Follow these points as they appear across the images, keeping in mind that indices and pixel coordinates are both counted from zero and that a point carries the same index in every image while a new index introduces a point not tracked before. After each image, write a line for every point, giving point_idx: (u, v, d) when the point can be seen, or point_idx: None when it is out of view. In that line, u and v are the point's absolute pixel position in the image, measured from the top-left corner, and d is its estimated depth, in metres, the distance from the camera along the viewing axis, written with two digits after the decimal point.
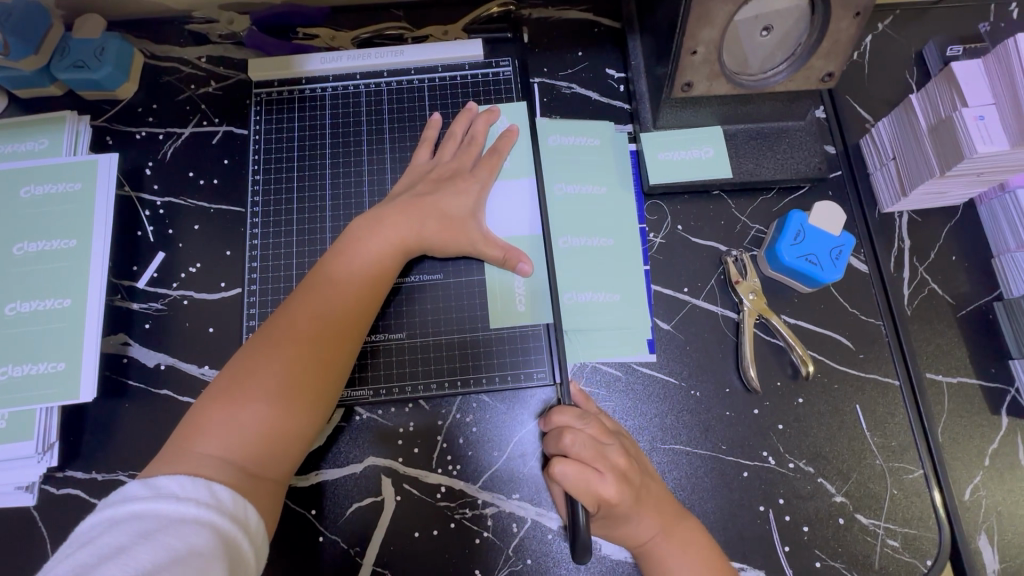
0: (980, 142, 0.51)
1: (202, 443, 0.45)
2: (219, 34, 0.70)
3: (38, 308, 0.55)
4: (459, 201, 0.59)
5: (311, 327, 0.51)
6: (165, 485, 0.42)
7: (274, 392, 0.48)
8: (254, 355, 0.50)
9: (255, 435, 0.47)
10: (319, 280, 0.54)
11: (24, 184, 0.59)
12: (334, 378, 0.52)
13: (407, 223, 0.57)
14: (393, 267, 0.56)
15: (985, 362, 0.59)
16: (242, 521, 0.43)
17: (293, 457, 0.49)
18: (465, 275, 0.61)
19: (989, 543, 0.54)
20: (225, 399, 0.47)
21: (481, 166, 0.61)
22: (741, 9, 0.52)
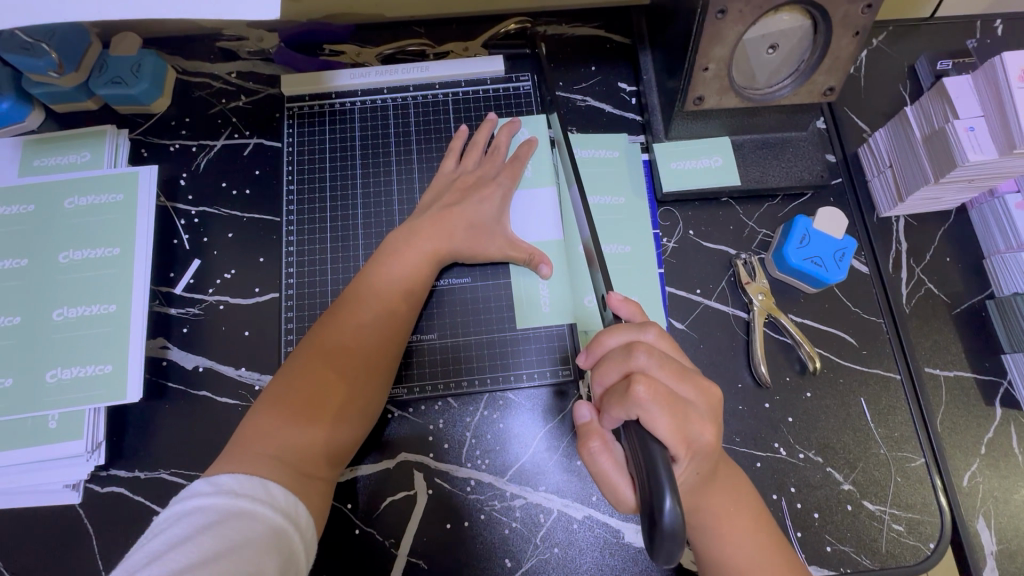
0: (971, 151, 0.54)
1: (259, 443, 0.48)
2: (248, 50, 0.73)
3: (84, 313, 0.58)
4: (485, 209, 0.62)
5: (355, 338, 0.54)
6: (224, 481, 0.45)
7: (324, 400, 0.52)
8: (303, 363, 0.53)
9: (307, 437, 0.50)
10: (361, 289, 0.57)
11: (68, 195, 0.61)
12: (377, 385, 0.55)
13: (438, 234, 0.60)
14: (428, 279, 0.60)
15: (979, 357, 0.63)
16: (293, 517, 0.46)
17: (339, 458, 0.52)
18: (491, 280, 0.64)
19: (987, 526, 0.58)
20: (280, 402, 0.51)
21: (504, 175, 0.64)
22: (750, 29, 0.56)
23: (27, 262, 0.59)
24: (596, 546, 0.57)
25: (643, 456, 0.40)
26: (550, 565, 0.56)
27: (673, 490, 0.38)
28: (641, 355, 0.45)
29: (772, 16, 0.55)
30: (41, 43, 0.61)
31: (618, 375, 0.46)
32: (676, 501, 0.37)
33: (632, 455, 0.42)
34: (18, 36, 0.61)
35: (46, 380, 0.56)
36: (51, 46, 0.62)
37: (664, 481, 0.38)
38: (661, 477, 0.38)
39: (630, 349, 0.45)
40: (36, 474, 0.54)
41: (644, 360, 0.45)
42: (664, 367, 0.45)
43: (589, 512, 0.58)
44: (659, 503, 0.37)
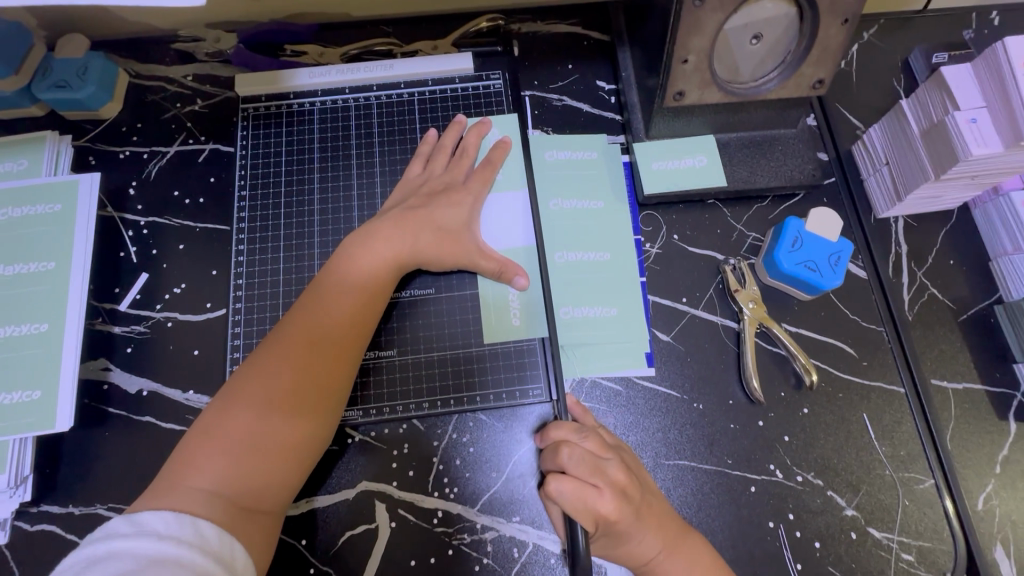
0: (974, 144, 0.50)
1: (192, 475, 0.44)
2: (206, 52, 0.69)
3: (13, 334, 0.53)
4: (452, 213, 0.58)
5: (304, 354, 0.49)
6: (149, 522, 0.40)
7: (267, 422, 0.47)
8: (245, 382, 0.48)
9: (249, 464, 0.45)
10: (312, 301, 0.52)
11: (2, 207, 0.57)
12: (330, 403, 0.50)
13: (398, 240, 0.56)
14: (388, 286, 0.55)
15: (990, 367, 0.58)
16: (226, 560, 0.41)
17: (289, 488, 0.47)
18: (457, 290, 0.59)
19: (1007, 554, 0.52)
20: (217, 428, 0.46)
21: (474, 180, 0.60)
22: (731, 18, 0.52)
23: None
24: None
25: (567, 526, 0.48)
26: None
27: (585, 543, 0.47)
28: (565, 452, 0.49)
29: (754, 4, 0.51)
30: None
31: (551, 470, 0.50)
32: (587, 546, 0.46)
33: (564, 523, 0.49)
34: None
35: None
36: None
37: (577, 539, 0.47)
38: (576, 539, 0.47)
39: (556, 447, 0.50)
40: None
41: (567, 458, 0.48)
42: (586, 464, 0.48)
43: None
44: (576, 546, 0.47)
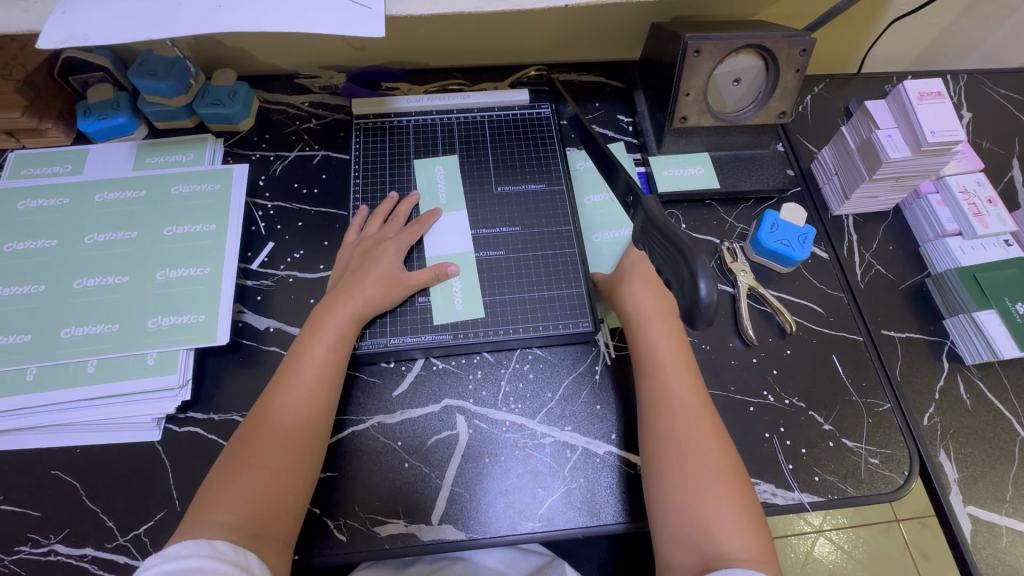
0: (891, 150, 0.71)
1: (215, 513, 0.53)
2: (320, 86, 0.91)
3: (182, 274, 0.70)
4: (391, 261, 0.70)
5: (288, 405, 0.60)
6: (174, 550, 0.49)
7: (268, 465, 0.57)
8: (249, 435, 0.59)
9: (257, 501, 0.55)
10: (293, 357, 0.64)
11: (174, 184, 0.75)
12: (315, 442, 0.60)
13: (353, 297, 0.67)
14: (349, 337, 0.66)
15: (926, 322, 0.76)
16: (242, 564, 0.50)
17: (294, 515, 0.57)
18: (400, 315, 0.70)
19: (948, 457, 0.68)
20: (229, 475, 0.56)
21: (402, 234, 0.73)
22: (719, 66, 0.74)
23: (136, 234, 0.71)
24: (617, 475, 0.65)
25: (672, 243, 0.43)
26: (578, 492, 0.64)
27: (711, 276, 0.39)
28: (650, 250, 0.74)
29: (733, 57, 0.74)
30: (184, 58, 0.80)
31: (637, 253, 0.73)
32: (712, 288, 0.39)
33: (658, 253, 0.45)
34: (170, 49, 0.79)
35: (147, 325, 0.66)
36: (190, 62, 0.80)
37: (693, 253, 0.40)
38: (699, 267, 0.39)
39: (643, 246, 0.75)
40: (132, 406, 0.63)
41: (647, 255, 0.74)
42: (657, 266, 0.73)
43: (609, 448, 0.66)
44: (695, 290, 0.39)
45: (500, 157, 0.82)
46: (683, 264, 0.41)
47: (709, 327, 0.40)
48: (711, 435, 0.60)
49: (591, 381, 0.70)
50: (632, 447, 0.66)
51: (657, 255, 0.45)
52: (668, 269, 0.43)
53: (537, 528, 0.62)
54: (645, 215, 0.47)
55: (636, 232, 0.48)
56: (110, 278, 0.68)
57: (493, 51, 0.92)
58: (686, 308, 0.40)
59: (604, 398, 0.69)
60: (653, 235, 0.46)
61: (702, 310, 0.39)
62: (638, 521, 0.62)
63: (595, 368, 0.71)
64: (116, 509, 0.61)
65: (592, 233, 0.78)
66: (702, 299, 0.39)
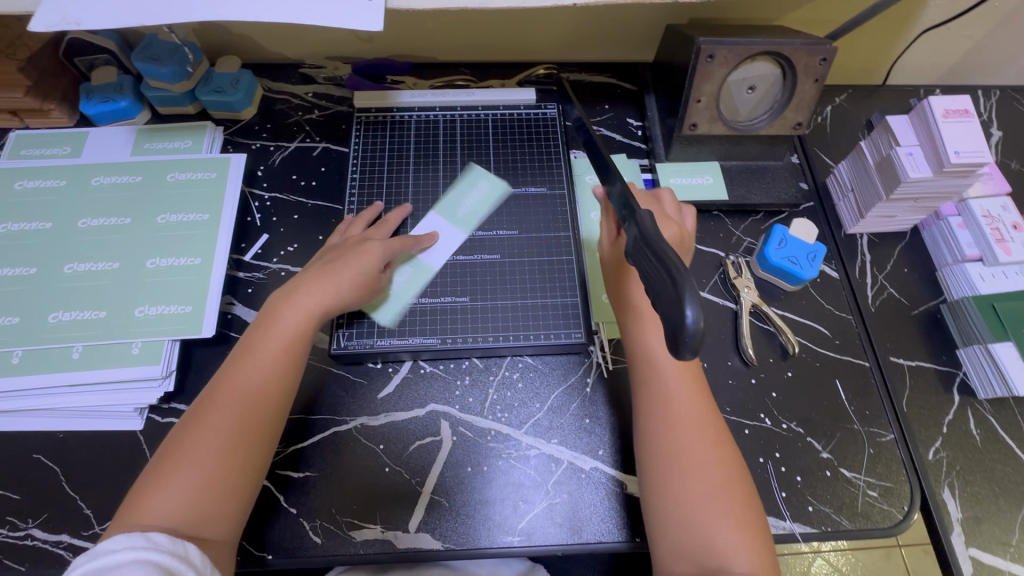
0: (911, 170, 0.67)
1: (147, 512, 0.51)
2: (325, 76, 0.89)
3: (172, 263, 0.69)
4: (362, 256, 0.65)
5: (237, 400, 0.57)
6: (103, 547, 0.46)
7: (210, 462, 0.54)
8: (190, 430, 0.56)
9: (193, 501, 0.52)
10: (247, 350, 0.60)
11: (170, 171, 0.75)
12: (259, 443, 0.57)
13: (316, 292, 0.63)
14: (310, 333, 0.63)
15: (938, 351, 0.72)
16: (183, 554, 0.48)
17: (232, 518, 0.54)
18: (386, 318, 0.68)
19: (953, 495, 0.65)
20: (166, 471, 0.53)
21: (391, 240, 0.69)
22: (733, 72, 0.71)
23: (129, 221, 0.71)
24: (601, 494, 0.63)
25: (660, 265, 0.40)
26: (560, 508, 0.62)
27: (699, 302, 0.36)
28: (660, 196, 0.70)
29: (750, 63, 0.70)
30: (184, 46, 0.77)
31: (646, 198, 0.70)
32: (700, 316, 0.36)
33: (647, 273, 0.42)
34: (171, 38, 0.77)
35: (134, 314, 0.66)
36: (191, 51, 0.78)
37: (682, 277, 0.38)
38: (686, 291, 0.37)
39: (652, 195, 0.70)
40: (115, 394, 0.63)
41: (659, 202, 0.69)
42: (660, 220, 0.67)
43: (596, 463, 0.64)
44: (681, 318, 0.36)
45: (503, 158, 0.80)
46: (670, 290, 0.38)
47: (693, 357, 0.37)
48: (722, 458, 0.56)
49: (581, 393, 0.68)
50: (619, 464, 0.64)
51: (646, 274, 0.42)
52: (654, 290, 0.41)
53: (516, 542, 0.61)
54: (637, 230, 0.45)
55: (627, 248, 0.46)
56: (101, 263, 0.68)
57: (502, 48, 0.90)
58: (670, 332, 0.37)
59: (594, 413, 0.67)
60: (642, 253, 0.43)
61: (687, 336, 0.36)
62: (617, 541, 0.61)
63: (586, 381, 0.69)
64: (94, 496, 0.61)
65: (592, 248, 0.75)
66: (688, 326, 0.36)
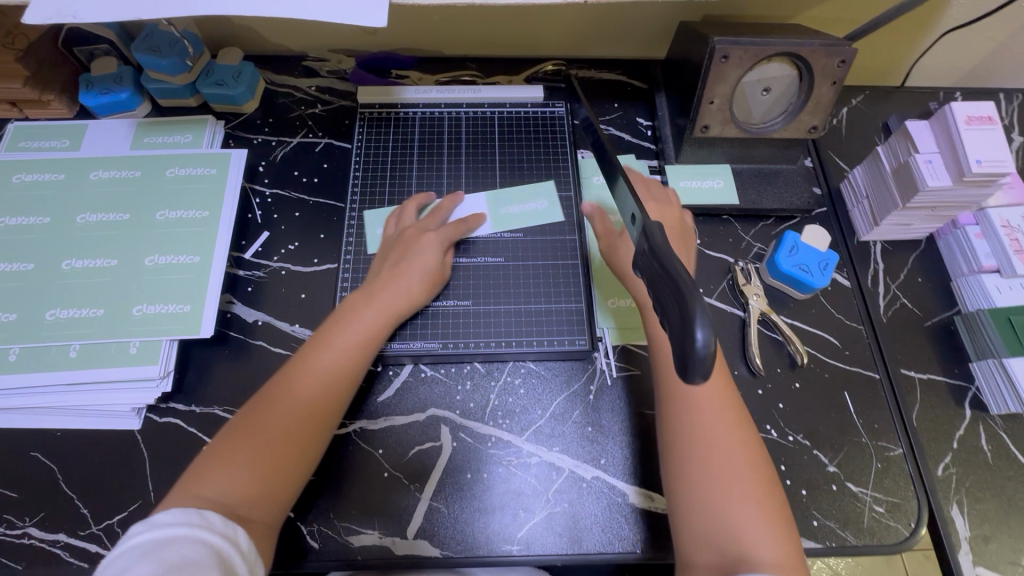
0: (930, 178, 0.65)
1: (206, 488, 0.50)
2: (329, 70, 0.87)
3: (172, 261, 0.68)
4: (428, 255, 0.67)
5: (310, 387, 0.57)
6: (161, 518, 0.45)
7: (273, 447, 0.53)
8: (258, 412, 0.55)
9: (253, 484, 0.51)
10: (327, 340, 0.60)
11: (170, 166, 0.74)
12: (322, 433, 0.57)
13: (392, 288, 0.64)
14: (384, 332, 0.63)
15: (950, 364, 0.71)
16: (232, 539, 0.46)
17: (282, 504, 0.53)
18: (428, 320, 0.68)
19: (961, 513, 0.63)
20: (229, 449, 0.53)
21: (444, 228, 0.70)
22: (747, 73, 0.69)
23: (128, 217, 0.70)
24: (603, 503, 0.62)
25: (670, 282, 0.38)
26: (560, 518, 0.61)
27: (708, 323, 0.35)
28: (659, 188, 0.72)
29: (765, 64, 0.68)
30: (183, 40, 0.76)
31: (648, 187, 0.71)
32: (710, 338, 0.34)
33: (656, 288, 0.41)
34: (169, 31, 0.75)
35: (132, 313, 0.65)
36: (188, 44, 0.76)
37: (691, 295, 0.36)
38: (695, 311, 0.35)
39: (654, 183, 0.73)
40: (113, 394, 0.62)
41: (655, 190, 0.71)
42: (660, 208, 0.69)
43: (598, 473, 0.63)
44: (690, 340, 0.35)
45: (508, 157, 0.78)
46: (678, 308, 0.37)
47: (704, 381, 0.35)
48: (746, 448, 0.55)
49: (584, 401, 0.67)
50: (622, 473, 0.63)
51: (655, 288, 0.41)
52: (664, 306, 0.39)
53: (515, 551, 0.60)
54: (646, 240, 0.43)
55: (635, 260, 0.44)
56: (100, 260, 0.67)
57: (510, 43, 0.87)
58: (680, 353, 0.36)
59: (597, 422, 0.66)
60: (652, 266, 0.42)
61: (696, 357, 0.34)
62: (619, 552, 0.60)
63: (590, 388, 0.67)
64: (90, 496, 0.60)
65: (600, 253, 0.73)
66: (699, 348, 0.34)
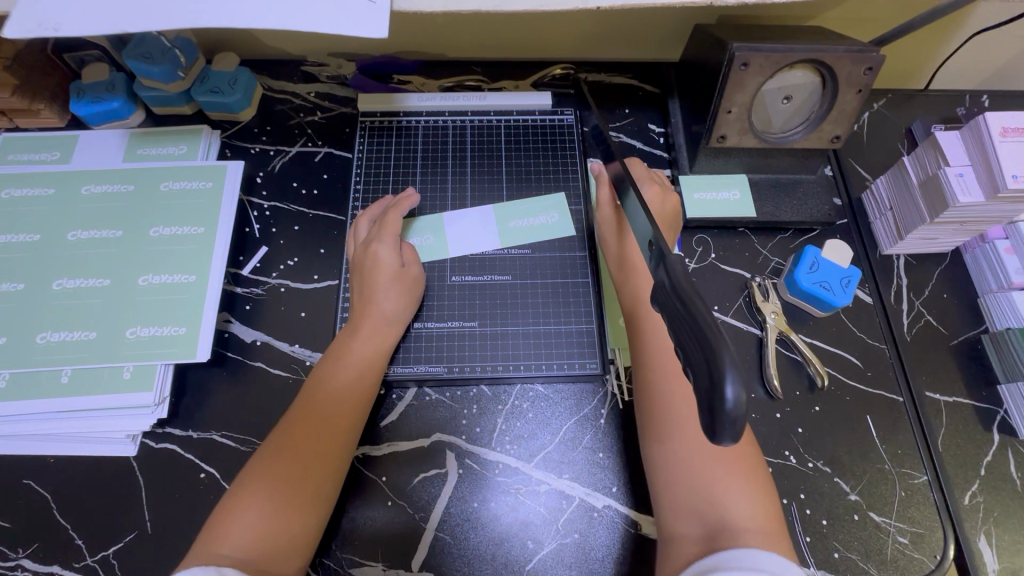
0: (961, 194, 0.62)
1: (223, 547, 0.49)
2: (328, 75, 0.84)
3: (166, 280, 0.66)
4: (405, 274, 0.65)
5: (310, 431, 0.56)
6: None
7: (283, 497, 0.53)
8: (264, 463, 0.54)
9: (270, 537, 0.51)
10: (320, 380, 0.59)
11: (164, 180, 0.71)
12: (332, 475, 0.56)
13: (371, 313, 0.63)
14: (379, 364, 0.62)
15: (977, 386, 0.68)
16: None
17: (301, 553, 0.52)
18: (418, 338, 0.66)
19: (989, 544, 0.61)
20: (240, 505, 0.52)
21: (385, 231, 0.66)
22: (768, 81, 0.65)
23: (121, 234, 0.67)
24: (615, 533, 0.60)
25: (693, 325, 0.36)
26: (570, 550, 0.59)
27: (739, 377, 0.32)
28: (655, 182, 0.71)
29: (787, 72, 0.65)
30: (174, 49, 0.72)
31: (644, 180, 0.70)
32: (741, 393, 0.32)
33: (677, 328, 0.38)
34: (159, 40, 0.71)
35: (126, 336, 0.62)
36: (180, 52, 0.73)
37: (719, 343, 0.33)
38: (725, 363, 0.32)
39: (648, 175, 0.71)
40: (107, 421, 0.60)
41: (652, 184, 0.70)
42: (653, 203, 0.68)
43: (609, 502, 0.61)
44: (720, 395, 0.32)
45: (514, 168, 0.75)
46: (703, 357, 0.34)
47: (736, 441, 0.33)
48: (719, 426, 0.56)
49: (595, 426, 0.64)
50: (635, 502, 0.61)
51: (675, 327, 0.38)
52: (687, 353, 0.36)
53: None
54: (667, 277, 0.40)
55: (653, 293, 0.42)
56: (92, 280, 0.65)
57: (517, 46, 0.84)
58: (710, 415, 0.33)
59: (608, 448, 0.63)
60: (672, 302, 0.39)
61: (727, 420, 0.32)
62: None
63: (601, 412, 0.65)
64: (85, 527, 0.58)
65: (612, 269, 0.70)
66: (729, 405, 0.32)
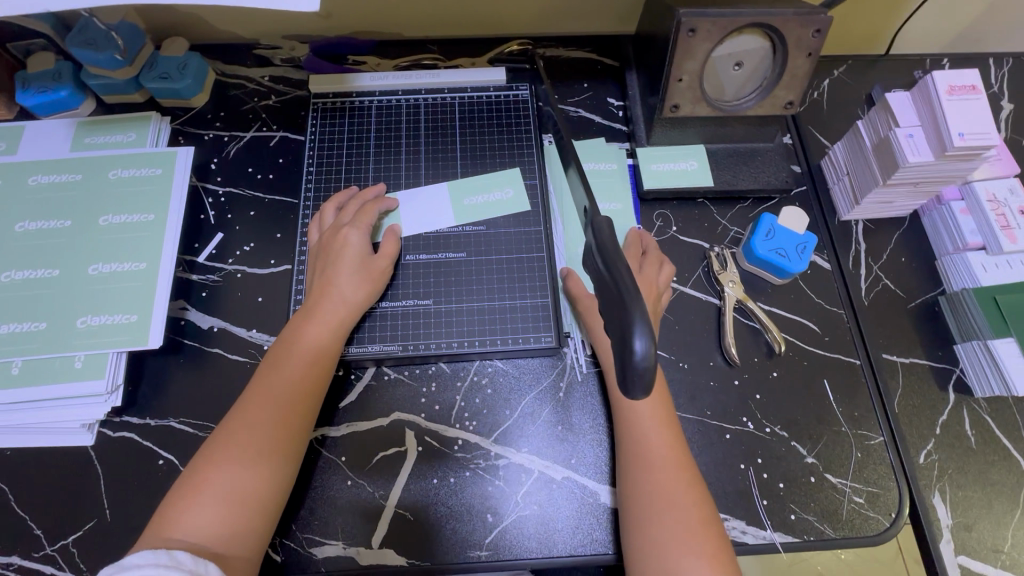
0: (910, 154, 0.62)
1: (177, 531, 0.50)
2: (282, 57, 0.82)
3: (116, 269, 0.65)
4: (366, 258, 0.64)
5: (266, 415, 0.56)
6: (129, 560, 0.45)
7: (239, 479, 0.53)
8: (219, 447, 0.54)
9: (227, 519, 0.51)
10: (275, 363, 0.59)
11: (113, 168, 0.70)
12: (290, 456, 0.56)
13: (331, 296, 0.62)
14: (337, 346, 0.61)
15: (934, 346, 0.68)
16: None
17: (259, 535, 0.53)
18: (376, 320, 0.66)
19: (943, 500, 0.62)
20: (195, 488, 0.52)
21: (359, 218, 0.66)
22: (717, 47, 0.65)
23: (70, 223, 0.67)
24: (574, 503, 0.60)
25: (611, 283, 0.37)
26: (529, 522, 0.59)
27: (647, 330, 0.34)
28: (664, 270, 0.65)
29: (736, 37, 0.64)
30: (113, 32, 0.70)
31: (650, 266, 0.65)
32: (649, 346, 0.34)
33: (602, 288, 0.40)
34: (97, 24, 0.69)
35: (76, 325, 0.62)
36: (120, 36, 0.71)
37: (633, 300, 0.35)
38: (635, 320, 0.34)
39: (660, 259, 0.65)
40: (61, 411, 0.60)
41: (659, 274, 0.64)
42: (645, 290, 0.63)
43: (568, 473, 0.61)
44: (630, 347, 0.34)
45: (469, 145, 0.74)
46: (620, 313, 0.36)
47: (645, 396, 0.34)
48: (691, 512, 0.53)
49: (553, 399, 0.64)
50: (593, 472, 0.61)
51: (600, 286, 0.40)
52: (608, 313, 0.38)
53: (482, 557, 0.58)
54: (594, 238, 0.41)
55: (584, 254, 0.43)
56: (40, 270, 0.64)
57: (473, 22, 0.83)
58: (621, 369, 0.35)
59: (567, 421, 0.63)
60: (596, 263, 0.40)
61: (636, 371, 0.34)
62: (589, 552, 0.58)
63: (559, 385, 0.65)
64: (44, 516, 0.58)
65: (572, 244, 0.70)
66: (638, 358, 0.34)
